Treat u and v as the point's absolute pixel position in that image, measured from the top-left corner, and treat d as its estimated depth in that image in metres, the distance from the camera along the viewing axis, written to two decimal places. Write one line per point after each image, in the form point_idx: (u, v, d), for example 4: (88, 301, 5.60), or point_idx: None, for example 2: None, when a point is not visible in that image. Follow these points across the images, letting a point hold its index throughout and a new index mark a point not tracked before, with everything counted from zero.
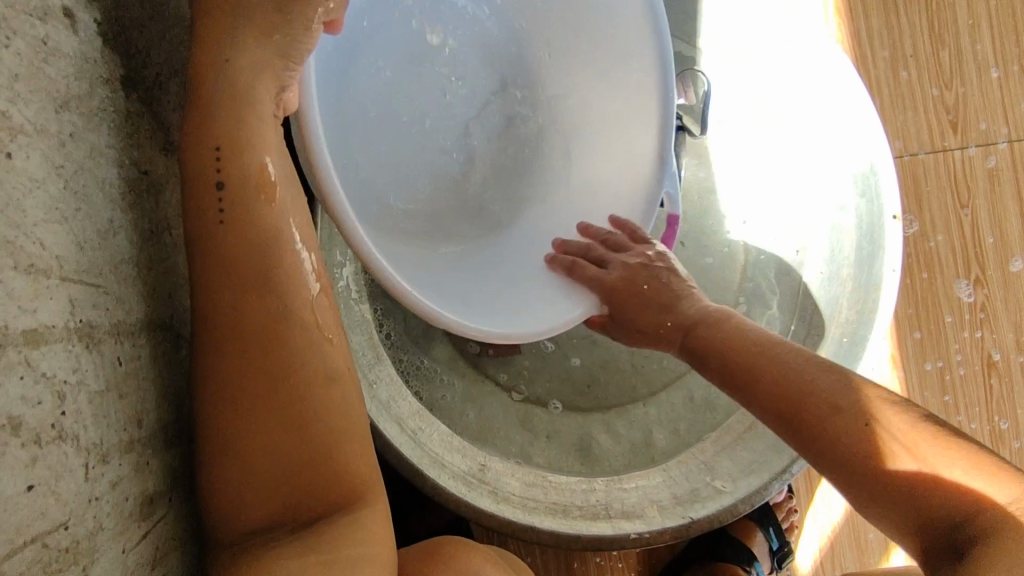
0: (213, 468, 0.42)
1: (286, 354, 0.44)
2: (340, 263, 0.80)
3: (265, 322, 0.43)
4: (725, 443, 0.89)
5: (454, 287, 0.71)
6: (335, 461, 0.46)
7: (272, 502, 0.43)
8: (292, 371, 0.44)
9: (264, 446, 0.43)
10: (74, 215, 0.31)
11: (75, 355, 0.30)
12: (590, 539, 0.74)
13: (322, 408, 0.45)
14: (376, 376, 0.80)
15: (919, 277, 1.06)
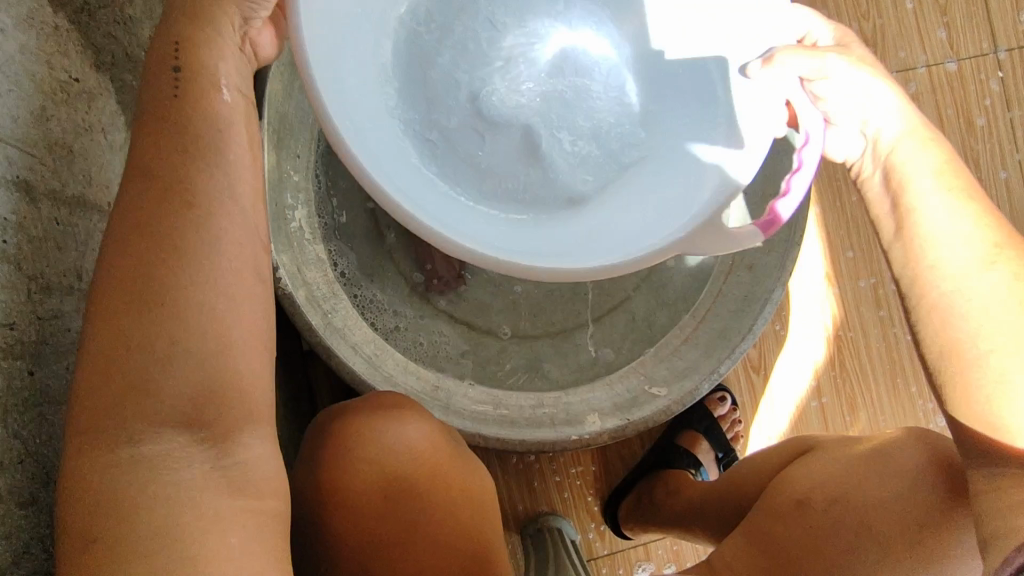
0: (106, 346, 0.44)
1: (195, 246, 0.46)
2: (291, 207, 0.88)
3: (178, 204, 0.46)
4: (661, 355, 0.96)
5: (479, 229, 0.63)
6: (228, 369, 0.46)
7: (169, 395, 0.44)
8: (189, 266, 0.46)
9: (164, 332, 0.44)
10: (6, 92, 0.42)
11: (9, 200, 0.42)
12: (533, 442, 0.83)
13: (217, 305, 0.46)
14: (335, 308, 0.88)
15: (847, 197, 1.12)
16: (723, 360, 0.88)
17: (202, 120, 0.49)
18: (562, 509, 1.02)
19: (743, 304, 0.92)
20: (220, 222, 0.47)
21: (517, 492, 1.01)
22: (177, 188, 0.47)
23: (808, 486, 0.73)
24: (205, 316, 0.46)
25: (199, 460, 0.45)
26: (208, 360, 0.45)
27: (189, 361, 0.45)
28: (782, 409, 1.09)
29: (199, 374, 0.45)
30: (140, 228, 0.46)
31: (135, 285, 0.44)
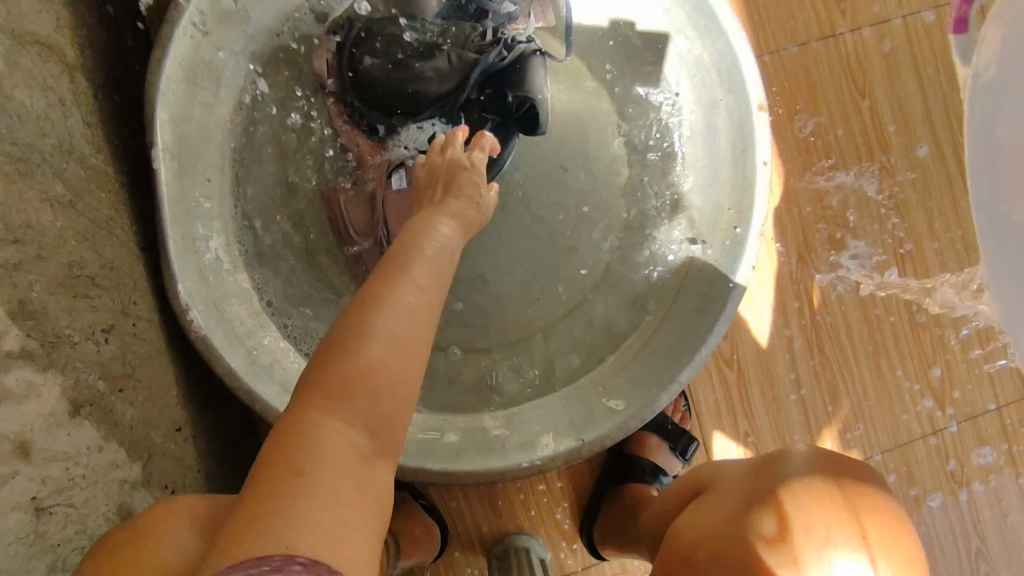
0: (358, 361, 0.48)
1: (390, 303, 0.52)
2: (203, 237, 0.81)
3: (406, 274, 0.55)
4: (623, 363, 0.88)
5: None
6: (398, 400, 0.50)
7: (365, 409, 0.48)
8: (385, 312, 0.51)
9: (380, 353, 0.49)
10: None
11: None
12: (481, 474, 0.76)
13: (400, 355, 0.50)
14: (262, 343, 0.81)
15: (819, 170, 1.02)
16: (684, 369, 0.79)
17: (430, 224, 0.63)
18: (530, 528, 0.97)
19: (705, 304, 0.83)
20: (413, 296, 0.54)
21: (480, 512, 0.97)
22: (412, 270, 0.56)
23: (722, 500, 0.67)
24: (401, 354, 0.50)
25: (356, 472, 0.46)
26: (400, 398, 0.50)
27: (384, 382, 0.49)
28: (761, 406, 1.01)
29: (384, 403, 0.49)
30: (407, 276, 0.55)
31: (351, 325, 0.50)
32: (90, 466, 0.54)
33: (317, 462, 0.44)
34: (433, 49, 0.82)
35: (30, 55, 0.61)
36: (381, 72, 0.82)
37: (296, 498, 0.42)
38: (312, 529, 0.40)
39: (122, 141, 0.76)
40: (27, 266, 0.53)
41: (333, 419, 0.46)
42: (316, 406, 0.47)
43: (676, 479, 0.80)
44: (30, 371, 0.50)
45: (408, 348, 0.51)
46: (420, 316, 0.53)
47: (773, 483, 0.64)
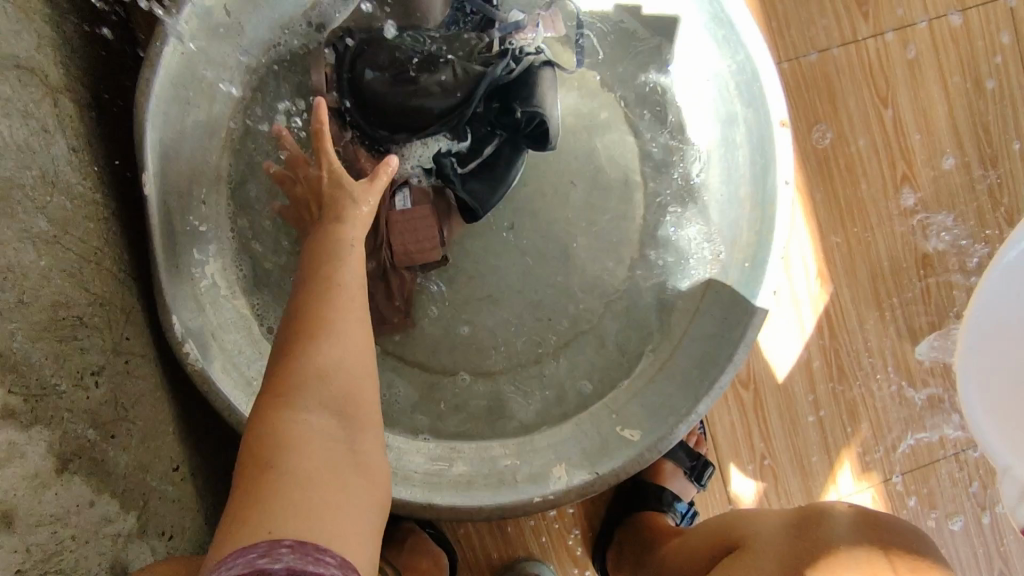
0: (297, 355, 0.51)
1: (322, 301, 0.55)
2: (199, 263, 0.78)
3: (331, 274, 0.58)
4: (638, 389, 0.84)
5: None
6: (353, 381, 0.52)
7: (321, 396, 0.49)
8: (317, 310, 0.54)
9: (319, 343, 0.52)
10: None
11: None
12: (492, 510, 0.73)
13: (342, 340, 0.53)
14: (262, 373, 0.78)
15: (839, 182, 0.98)
16: (701, 399, 0.76)
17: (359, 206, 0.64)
18: (541, 554, 0.94)
19: (723, 329, 0.80)
20: (343, 292, 0.56)
21: (490, 539, 0.94)
22: (339, 264, 0.59)
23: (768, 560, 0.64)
24: (337, 343, 0.53)
25: (329, 454, 0.47)
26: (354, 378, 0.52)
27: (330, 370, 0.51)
28: (778, 427, 0.98)
29: (339, 386, 0.51)
30: (336, 274, 0.57)
31: (292, 332, 0.53)
32: (80, 525, 0.51)
33: (285, 454, 0.45)
34: (436, 63, 0.77)
35: (9, 81, 0.57)
36: (383, 88, 0.76)
37: (270, 491, 0.42)
38: (294, 516, 0.41)
39: (110, 165, 0.72)
40: (5, 315, 0.50)
41: (288, 414, 0.48)
42: (270, 410, 0.49)
43: (708, 526, 0.78)
44: (11, 430, 0.47)
45: (344, 337, 0.53)
46: (351, 308, 0.55)
47: (825, 543, 0.62)
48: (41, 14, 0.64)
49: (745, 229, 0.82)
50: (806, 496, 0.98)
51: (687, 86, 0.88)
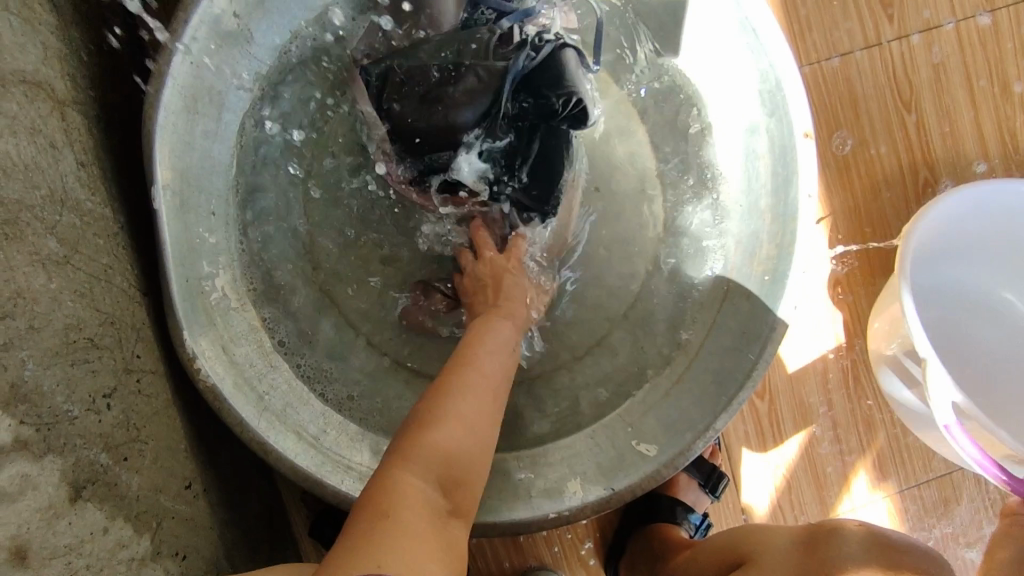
0: (431, 430, 0.61)
1: (457, 388, 0.65)
2: (209, 275, 0.76)
3: (477, 369, 0.68)
4: (652, 402, 0.83)
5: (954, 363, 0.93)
6: (468, 470, 0.61)
7: (439, 474, 0.58)
8: (455, 398, 0.64)
9: (456, 429, 0.62)
10: None
11: None
12: (505, 527, 0.72)
13: (467, 429, 0.63)
14: (274, 386, 0.77)
15: (860, 189, 0.96)
16: (719, 415, 0.74)
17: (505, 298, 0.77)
18: (553, 564, 0.94)
19: (741, 343, 0.78)
20: (472, 381, 0.66)
21: (502, 549, 0.93)
22: (470, 357, 0.69)
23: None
24: (463, 435, 0.62)
25: (431, 519, 0.54)
26: (466, 467, 0.61)
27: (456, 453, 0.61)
28: (793, 436, 0.97)
29: (457, 472, 0.60)
30: (471, 367, 0.67)
31: (424, 409, 0.63)
32: (94, 552, 0.51)
33: (404, 506, 0.53)
34: (460, 72, 0.74)
35: (16, 97, 0.56)
36: (410, 111, 0.74)
37: (388, 528, 0.50)
38: (401, 554, 0.47)
39: (119, 177, 0.70)
40: (17, 343, 0.49)
41: (407, 476, 0.56)
42: (392, 466, 0.57)
43: (718, 535, 0.78)
44: (25, 462, 0.46)
45: (470, 428, 0.63)
46: (487, 403, 0.66)
47: (827, 562, 0.63)
48: (49, 25, 0.63)
49: (767, 244, 0.80)
50: (821, 507, 0.97)
51: (708, 94, 0.88)
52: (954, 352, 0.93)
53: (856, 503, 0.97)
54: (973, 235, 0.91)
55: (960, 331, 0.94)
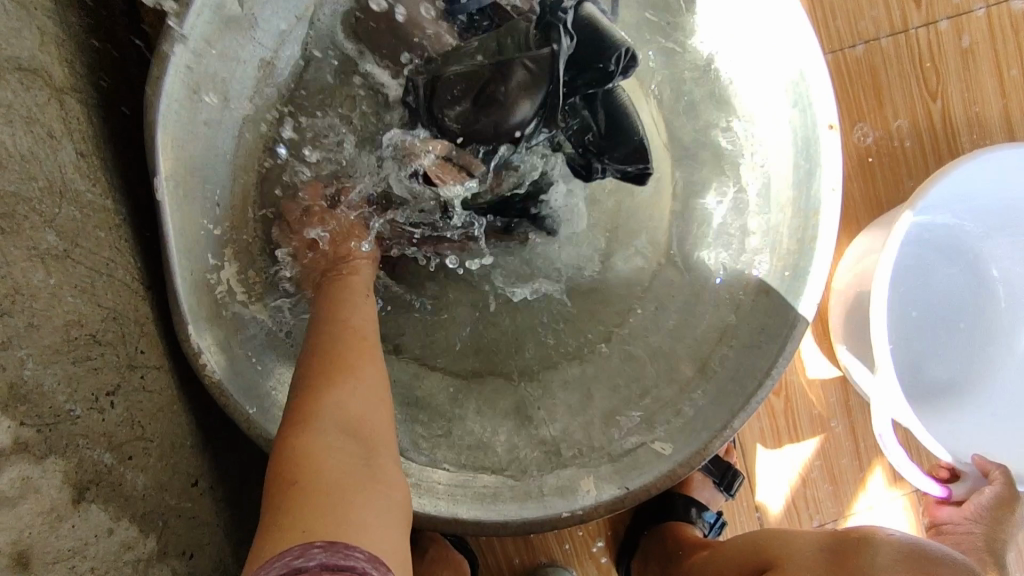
0: (310, 389, 0.58)
1: (329, 344, 0.62)
2: (214, 268, 0.74)
3: (354, 330, 0.65)
4: (666, 399, 0.81)
5: (920, 322, 0.94)
6: (363, 410, 0.58)
7: (340, 422, 0.55)
8: (327, 352, 0.62)
9: (330, 376, 0.59)
10: None
11: None
12: (517, 525, 0.71)
13: (348, 373, 0.60)
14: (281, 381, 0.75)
15: (883, 181, 0.93)
16: (737, 415, 0.73)
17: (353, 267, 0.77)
18: (564, 561, 0.93)
19: (760, 340, 0.76)
20: (341, 334, 0.64)
21: (512, 546, 0.92)
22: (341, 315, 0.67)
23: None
24: (351, 387, 0.59)
25: (354, 471, 0.52)
26: (368, 414, 0.58)
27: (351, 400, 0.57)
28: (809, 434, 0.95)
29: (353, 414, 0.57)
30: (342, 327, 0.65)
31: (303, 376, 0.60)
32: (98, 554, 0.50)
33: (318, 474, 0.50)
34: (507, 65, 0.69)
35: (12, 85, 0.54)
36: (466, 117, 0.70)
37: (304, 504, 0.47)
38: (323, 521, 0.46)
39: (121, 167, 0.69)
40: (16, 341, 0.47)
41: (306, 440, 0.53)
42: (290, 441, 0.54)
43: (733, 542, 0.75)
44: (26, 465, 0.45)
45: (358, 376, 0.60)
46: (364, 357, 0.62)
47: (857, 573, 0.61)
48: (46, 10, 0.60)
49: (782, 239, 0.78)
50: (837, 505, 0.95)
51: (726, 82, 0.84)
52: (925, 291, 0.94)
53: (872, 500, 0.96)
54: (988, 215, 0.90)
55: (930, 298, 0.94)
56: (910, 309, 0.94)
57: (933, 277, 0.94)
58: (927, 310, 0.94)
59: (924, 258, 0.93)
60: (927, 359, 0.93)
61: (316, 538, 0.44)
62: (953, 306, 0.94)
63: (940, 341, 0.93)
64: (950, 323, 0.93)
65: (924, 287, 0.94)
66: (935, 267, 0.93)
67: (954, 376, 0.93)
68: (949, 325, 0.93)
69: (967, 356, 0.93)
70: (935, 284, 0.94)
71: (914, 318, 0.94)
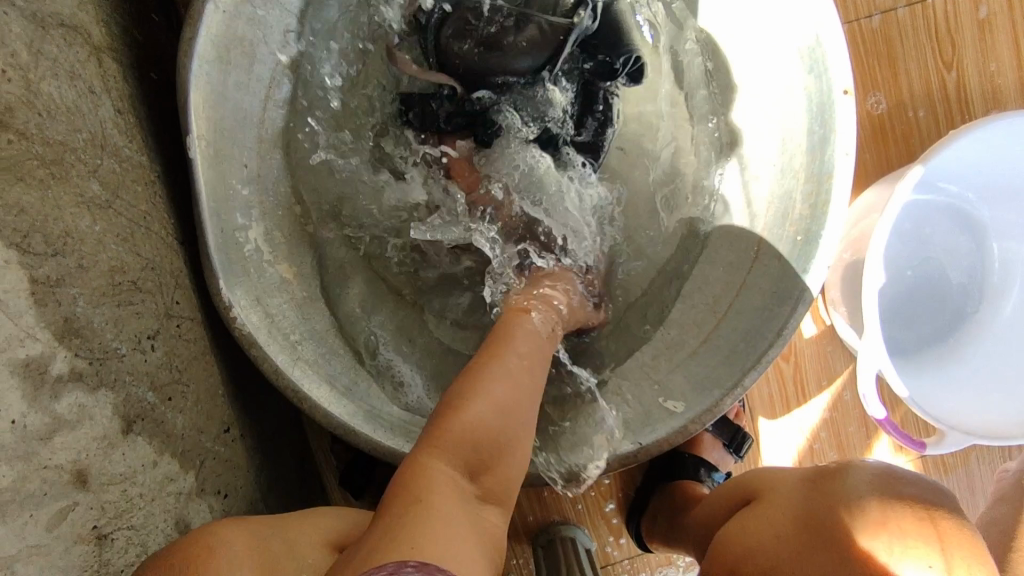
0: (461, 404, 0.61)
1: (489, 368, 0.66)
2: (242, 227, 0.76)
3: (524, 362, 0.68)
4: (678, 360, 0.84)
5: (908, 282, 0.95)
6: (499, 455, 0.61)
7: (463, 451, 0.58)
8: (480, 376, 0.65)
9: (491, 402, 0.62)
10: None
11: None
12: (534, 476, 0.73)
13: (500, 403, 0.62)
14: (307, 339, 0.78)
15: (895, 151, 0.94)
16: (748, 372, 0.75)
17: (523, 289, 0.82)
18: (577, 519, 0.96)
19: (772, 303, 0.78)
20: (504, 357, 0.68)
21: (526, 503, 0.95)
22: (501, 340, 0.71)
23: (777, 513, 0.66)
24: (496, 421, 0.61)
25: (463, 508, 0.54)
26: (496, 462, 0.60)
27: (494, 432, 0.61)
28: (817, 399, 0.97)
29: (485, 445, 0.60)
30: (503, 344, 0.70)
31: (460, 390, 0.63)
32: (146, 484, 0.53)
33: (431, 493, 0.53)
34: (523, 21, 0.83)
35: (56, 40, 0.56)
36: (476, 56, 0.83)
37: (421, 520, 0.49)
38: (431, 541, 0.47)
39: (154, 126, 0.71)
40: (68, 281, 0.50)
41: (432, 460, 0.56)
42: (424, 451, 0.57)
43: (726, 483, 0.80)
44: (81, 393, 0.48)
45: (506, 412, 0.63)
46: (521, 400, 0.65)
47: (829, 496, 0.63)
48: None
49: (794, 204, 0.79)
50: None
51: (737, 52, 0.87)
52: (918, 252, 0.95)
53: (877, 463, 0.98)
54: (981, 178, 0.90)
55: (921, 259, 0.95)
56: (902, 269, 0.95)
57: (922, 239, 0.95)
58: (916, 271, 0.95)
59: (919, 220, 0.94)
60: (914, 318, 0.94)
61: (416, 558, 0.45)
62: (943, 267, 0.95)
63: (931, 302, 0.94)
64: (939, 284, 0.94)
65: (914, 248, 0.95)
66: (925, 228, 0.95)
67: (938, 336, 0.94)
68: (939, 285, 0.94)
69: (953, 317, 0.94)
70: (925, 245, 0.95)
71: (904, 279, 0.95)
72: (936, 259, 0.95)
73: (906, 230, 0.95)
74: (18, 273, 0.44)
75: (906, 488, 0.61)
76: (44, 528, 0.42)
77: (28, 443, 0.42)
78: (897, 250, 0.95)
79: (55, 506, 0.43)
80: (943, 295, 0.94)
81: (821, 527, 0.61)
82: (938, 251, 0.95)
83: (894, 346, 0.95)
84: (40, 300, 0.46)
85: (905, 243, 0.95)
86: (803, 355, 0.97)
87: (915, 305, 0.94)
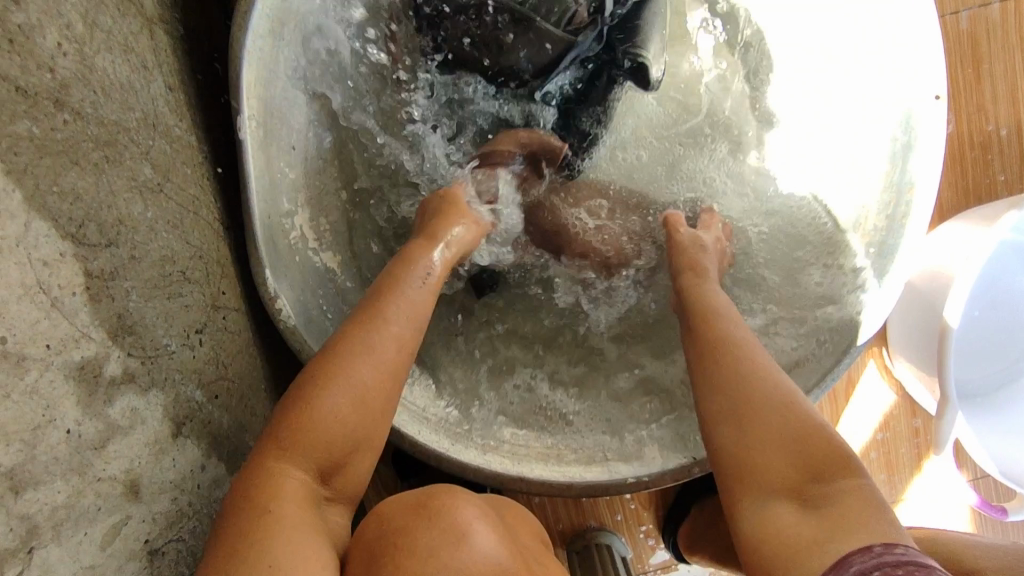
0: (320, 388, 0.52)
1: (355, 352, 0.55)
2: (288, 213, 0.71)
3: (404, 326, 0.58)
4: None
5: (982, 325, 0.90)
6: (361, 442, 0.54)
7: (323, 449, 0.52)
8: (341, 368, 0.54)
9: (361, 381, 0.54)
10: None
11: None
12: (582, 487, 0.71)
13: (364, 374, 0.54)
14: None
15: (972, 163, 0.88)
16: (811, 392, 0.73)
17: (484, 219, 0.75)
18: (613, 527, 0.93)
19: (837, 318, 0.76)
20: (370, 342, 0.56)
21: (563, 510, 0.92)
22: (357, 320, 0.57)
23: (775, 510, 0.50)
24: (358, 400, 0.53)
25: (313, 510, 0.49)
26: (360, 449, 0.54)
27: (363, 422, 0.54)
28: (874, 418, 0.93)
29: (346, 440, 0.53)
30: (372, 323, 0.57)
31: (323, 369, 0.53)
32: (195, 489, 0.51)
33: (280, 500, 0.47)
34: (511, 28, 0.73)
35: (110, 9, 0.52)
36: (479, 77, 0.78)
37: (267, 527, 0.45)
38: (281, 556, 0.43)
39: (203, 104, 0.67)
40: (122, 273, 0.46)
41: (280, 462, 0.49)
42: (271, 448, 0.50)
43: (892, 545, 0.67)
44: (134, 396, 0.45)
45: (374, 386, 0.55)
46: (400, 357, 0.57)
47: (851, 522, 0.46)
48: None
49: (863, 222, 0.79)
50: (891, 491, 0.93)
51: (785, 53, 0.86)
52: (984, 294, 0.89)
53: (928, 487, 0.93)
54: None
55: (999, 302, 0.90)
56: (970, 310, 0.89)
57: (1006, 279, 0.89)
58: (991, 313, 0.90)
59: (1007, 260, 0.89)
60: (977, 361, 0.89)
61: None
62: (1020, 311, 0.90)
63: (1001, 346, 0.89)
64: (1014, 327, 0.90)
65: (994, 290, 0.90)
66: (1005, 268, 0.89)
67: (1004, 384, 0.89)
68: (1013, 330, 0.90)
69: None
70: (1005, 289, 0.89)
71: (980, 320, 0.90)
72: (1016, 303, 0.90)
73: (991, 268, 0.89)
74: (73, 267, 0.41)
75: (847, 523, 0.46)
76: (96, 548, 0.39)
77: (82, 454, 0.39)
78: (975, 290, 0.89)
79: (108, 521, 0.40)
80: (1020, 342, 0.89)
81: (719, 444, 0.56)
82: (1018, 292, 0.89)
83: (962, 387, 0.89)
84: (94, 295, 0.43)
85: (987, 282, 0.89)
86: (852, 370, 0.94)
87: (983, 350, 0.90)
